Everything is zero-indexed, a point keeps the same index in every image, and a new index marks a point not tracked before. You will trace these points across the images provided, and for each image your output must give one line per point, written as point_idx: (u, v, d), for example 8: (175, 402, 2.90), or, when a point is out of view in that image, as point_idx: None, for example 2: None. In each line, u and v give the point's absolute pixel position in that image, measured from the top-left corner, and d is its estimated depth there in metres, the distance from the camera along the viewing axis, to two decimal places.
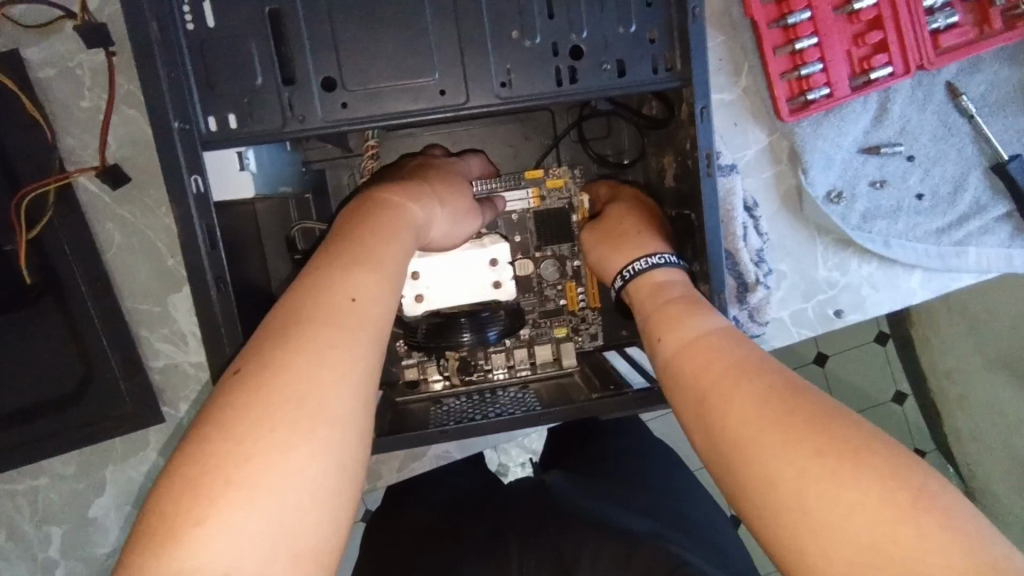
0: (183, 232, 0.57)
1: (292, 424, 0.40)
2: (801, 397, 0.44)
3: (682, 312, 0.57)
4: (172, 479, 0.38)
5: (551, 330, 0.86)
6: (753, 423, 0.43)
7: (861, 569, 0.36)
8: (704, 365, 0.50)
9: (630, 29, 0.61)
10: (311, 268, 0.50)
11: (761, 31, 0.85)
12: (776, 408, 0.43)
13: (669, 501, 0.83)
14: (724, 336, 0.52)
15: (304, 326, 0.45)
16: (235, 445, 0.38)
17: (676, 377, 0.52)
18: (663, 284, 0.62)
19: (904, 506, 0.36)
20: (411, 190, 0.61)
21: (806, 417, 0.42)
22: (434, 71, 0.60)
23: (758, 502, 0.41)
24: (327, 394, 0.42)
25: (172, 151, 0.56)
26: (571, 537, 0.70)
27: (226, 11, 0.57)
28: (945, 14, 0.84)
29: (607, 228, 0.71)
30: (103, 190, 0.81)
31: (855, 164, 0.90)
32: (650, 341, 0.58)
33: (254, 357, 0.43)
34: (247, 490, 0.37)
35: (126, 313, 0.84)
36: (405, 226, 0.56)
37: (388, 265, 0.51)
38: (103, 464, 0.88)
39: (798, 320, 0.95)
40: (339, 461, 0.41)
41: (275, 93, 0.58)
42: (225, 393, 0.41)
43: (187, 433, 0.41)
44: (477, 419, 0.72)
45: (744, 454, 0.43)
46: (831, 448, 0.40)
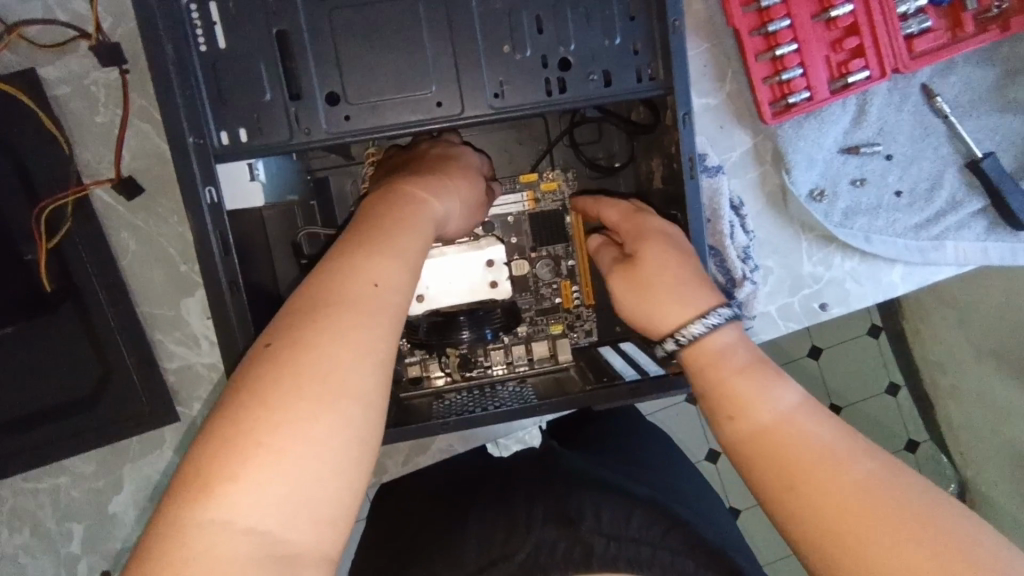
0: (198, 239, 0.61)
1: (316, 397, 0.44)
2: (900, 490, 0.44)
3: (744, 393, 0.54)
4: (206, 438, 0.43)
5: (548, 327, 0.90)
6: (853, 519, 0.44)
7: None
8: (789, 446, 0.49)
9: (615, 41, 0.65)
10: (338, 253, 0.54)
11: (743, 38, 0.89)
12: (892, 530, 0.43)
13: (664, 478, 0.87)
14: (799, 418, 0.51)
15: (331, 307, 0.49)
16: (266, 413, 0.43)
17: (751, 451, 0.52)
18: (721, 351, 0.59)
19: None
20: (428, 186, 0.66)
21: (908, 516, 0.43)
22: (431, 84, 0.64)
23: None
24: (348, 372, 0.46)
25: (187, 164, 0.60)
26: (576, 494, 0.75)
27: (236, 33, 0.61)
28: (918, 20, 0.88)
29: (643, 278, 0.64)
30: (118, 200, 0.85)
31: (836, 163, 0.95)
32: (715, 412, 0.56)
33: (284, 333, 0.47)
34: (276, 453, 0.42)
35: (141, 318, 0.88)
36: (423, 219, 0.61)
37: (408, 254, 0.55)
38: (121, 462, 0.92)
39: (785, 314, 0.98)
40: (358, 433, 0.45)
41: (283, 108, 0.63)
42: (257, 364, 0.46)
43: (222, 397, 0.45)
44: (479, 411, 0.76)
45: (843, 550, 0.44)
46: (938, 555, 0.41)
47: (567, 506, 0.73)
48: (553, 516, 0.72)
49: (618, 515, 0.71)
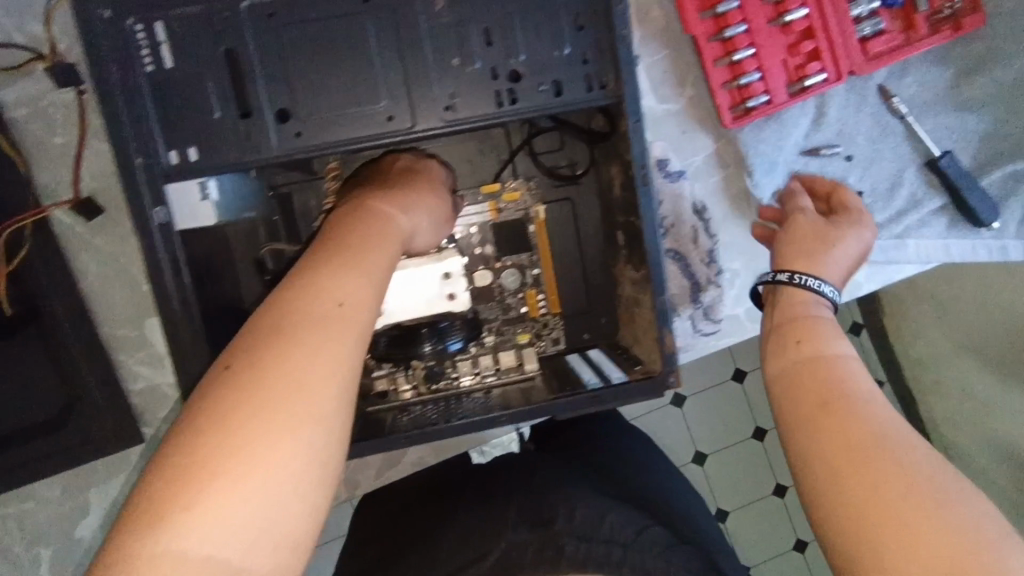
0: (150, 260, 0.61)
1: (276, 423, 0.46)
2: (912, 443, 0.49)
3: (815, 330, 0.63)
4: (164, 468, 0.44)
5: (516, 336, 0.90)
6: (865, 447, 0.49)
7: None
8: (827, 383, 0.56)
9: (564, 52, 0.65)
10: (300, 275, 0.56)
11: (701, 44, 0.90)
12: (898, 463, 0.47)
13: (645, 486, 0.90)
14: (846, 366, 0.58)
15: (291, 329, 0.51)
16: (227, 440, 0.44)
17: (798, 378, 0.59)
18: (812, 303, 0.67)
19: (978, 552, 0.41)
20: (400, 202, 0.70)
21: (913, 457, 0.48)
22: (381, 99, 0.64)
23: (847, 509, 0.47)
24: (309, 396, 0.48)
25: (137, 186, 0.60)
26: (552, 494, 0.80)
27: (182, 51, 0.61)
28: (872, 22, 0.89)
29: (795, 238, 0.76)
30: (78, 221, 0.85)
31: (799, 165, 0.94)
32: (783, 338, 0.64)
33: (243, 360, 0.49)
34: (234, 481, 0.43)
35: (104, 339, 0.88)
36: (391, 236, 0.65)
37: (371, 272, 0.58)
38: (89, 484, 0.91)
39: (753, 316, 0.97)
40: (317, 455, 0.47)
41: (233, 126, 0.63)
42: (216, 392, 0.47)
43: (182, 424, 0.47)
44: (442, 424, 0.76)
45: (847, 470, 0.49)
46: (928, 491, 0.45)
47: (541, 509, 0.77)
48: (527, 519, 0.76)
49: (591, 515, 0.74)
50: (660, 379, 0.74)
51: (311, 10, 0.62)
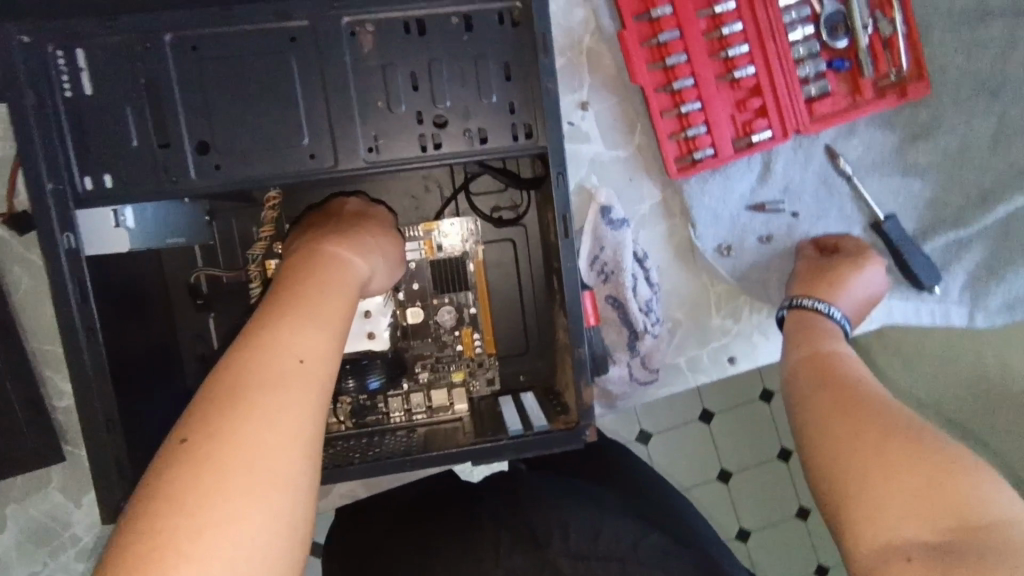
0: (54, 284, 0.60)
1: (244, 491, 0.46)
2: (888, 405, 0.62)
3: (822, 336, 0.78)
4: (119, 556, 0.42)
5: (450, 374, 0.89)
6: (853, 408, 0.62)
7: (910, 479, 0.51)
8: (826, 373, 0.71)
9: (491, 100, 0.66)
10: (253, 330, 0.57)
11: (649, 95, 0.90)
12: (879, 415, 0.60)
13: (633, 495, 0.89)
14: (848, 363, 0.72)
15: (248, 391, 0.51)
16: (190, 517, 0.43)
17: (805, 370, 0.73)
18: (822, 319, 0.82)
19: (946, 455, 0.52)
20: (356, 247, 0.72)
21: (890, 412, 0.60)
22: (303, 137, 0.64)
23: (839, 447, 0.59)
24: (274, 461, 0.48)
25: (46, 211, 0.60)
26: (538, 511, 0.79)
27: (103, 80, 0.61)
28: (818, 84, 0.90)
29: (813, 270, 0.88)
30: (13, 235, 0.84)
31: (744, 219, 0.95)
32: (789, 343, 0.80)
33: (198, 430, 0.48)
34: (199, 560, 0.42)
35: (31, 354, 0.87)
36: (349, 284, 0.67)
37: (329, 325, 0.60)
38: (7, 501, 0.89)
39: (693, 365, 0.98)
40: (289, 521, 0.47)
41: (151, 155, 0.62)
42: (173, 465, 0.46)
43: (134, 508, 0.45)
44: (356, 462, 0.74)
45: (842, 424, 0.61)
46: (904, 428, 0.57)
47: (534, 525, 0.76)
48: (518, 539, 0.75)
49: (586, 530, 0.75)
50: (575, 434, 0.73)
51: (236, 46, 0.62)
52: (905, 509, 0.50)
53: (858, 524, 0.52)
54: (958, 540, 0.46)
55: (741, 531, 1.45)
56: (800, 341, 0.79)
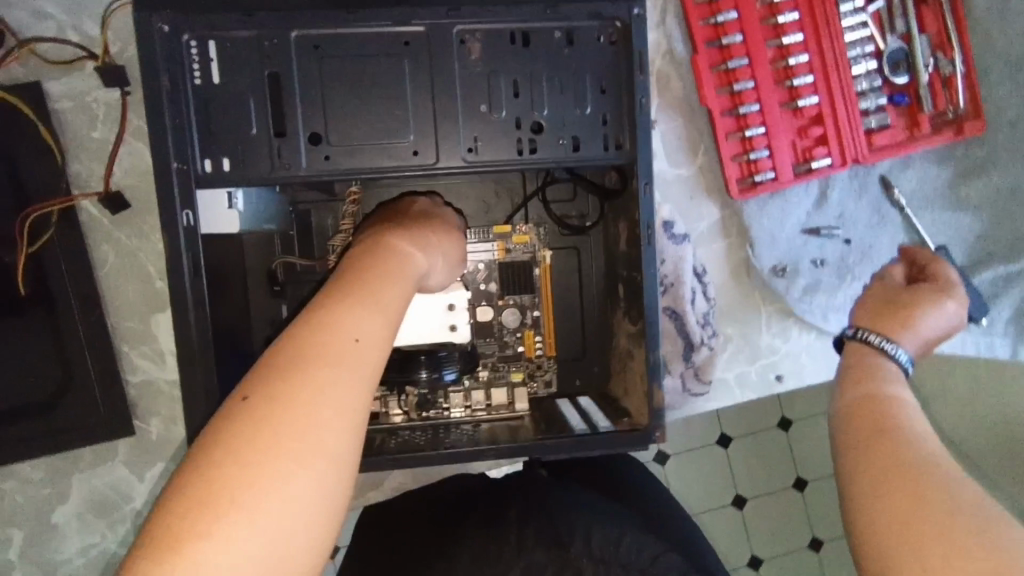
0: (170, 258, 0.64)
1: (296, 457, 0.44)
2: (919, 452, 0.46)
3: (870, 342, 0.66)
4: (173, 501, 0.41)
5: (510, 374, 0.92)
6: (930, 467, 0.45)
7: (947, 556, 0.38)
8: (876, 418, 0.51)
9: (585, 111, 0.70)
10: (319, 304, 0.55)
11: (715, 118, 0.94)
12: (922, 482, 0.43)
13: (655, 515, 0.85)
14: (895, 398, 0.54)
15: (312, 359, 0.49)
16: (246, 470, 0.42)
17: (846, 397, 0.56)
18: (874, 362, 0.62)
19: (969, 527, 0.39)
20: (419, 243, 0.72)
21: (910, 469, 0.45)
22: (409, 134, 0.68)
23: (867, 534, 0.43)
24: (328, 433, 0.46)
25: (169, 187, 0.63)
26: (570, 515, 0.75)
27: (231, 70, 0.65)
28: (878, 116, 0.94)
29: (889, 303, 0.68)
30: (104, 214, 0.88)
31: (799, 243, 0.98)
32: (844, 377, 0.60)
33: (260, 389, 0.47)
34: (251, 516, 0.40)
35: (110, 329, 0.90)
36: (407, 276, 0.65)
37: (391, 312, 0.58)
38: (71, 472, 0.92)
39: (742, 382, 1.01)
40: (332, 497, 0.45)
41: (267, 143, 0.66)
42: (234, 418, 0.45)
43: (191, 454, 0.44)
44: (430, 450, 0.77)
45: (889, 491, 0.44)
46: (909, 488, 0.44)
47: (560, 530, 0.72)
48: (543, 538, 0.71)
49: (608, 538, 0.70)
50: (644, 434, 0.76)
51: (354, 45, 0.66)
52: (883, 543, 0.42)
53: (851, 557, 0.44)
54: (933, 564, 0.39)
55: (753, 559, 1.45)
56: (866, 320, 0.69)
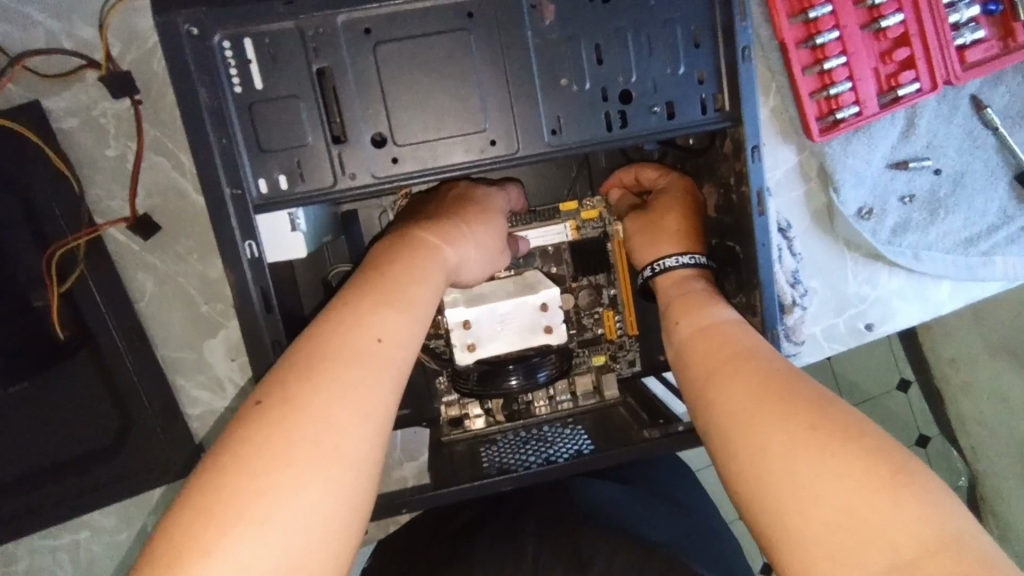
0: (238, 297, 0.57)
1: (308, 467, 0.44)
2: (788, 396, 0.48)
3: (703, 300, 0.64)
4: (186, 508, 0.41)
5: (590, 359, 0.85)
6: (754, 401, 0.49)
7: (843, 486, 0.41)
8: (714, 349, 0.57)
9: (678, 70, 0.61)
10: (342, 302, 0.54)
11: (790, 51, 0.84)
12: (775, 407, 0.47)
13: (687, 521, 0.75)
14: (782, 393, 0.48)
15: (331, 365, 0.48)
16: (252, 477, 0.42)
17: (688, 355, 0.59)
18: (682, 280, 0.68)
19: (883, 477, 0.41)
20: (448, 233, 0.64)
21: (790, 405, 0.47)
22: (485, 121, 0.59)
23: (749, 481, 0.46)
24: (344, 438, 0.46)
25: (225, 218, 0.56)
26: (592, 532, 0.66)
27: (273, 71, 0.56)
28: (971, 29, 0.85)
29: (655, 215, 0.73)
30: (134, 240, 0.81)
31: (885, 179, 0.90)
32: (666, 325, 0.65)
33: (277, 394, 0.47)
34: (258, 526, 0.41)
35: (163, 362, 0.85)
36: (436, 268, 0.60)
37: (415, 308, 0.55)
38: (146, 513, 0.89)
39: (829, 335, 0.95)
40: (347, 503, 0.45)
41: (326, 151, 0.58)
42: (247, 421, 0.45)
43: (209, 459, 0.44)
44: (539, 464, 0.70)
45: (738, 427, 0.49)
46: (786, 428, 0.46)
47: (580, 548, 0.64)
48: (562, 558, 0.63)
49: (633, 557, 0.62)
50: None
51: (410, 23, 0.57)
52: (812, 517, 0.41)
53: (765, 525, 0.44)
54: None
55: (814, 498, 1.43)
56: (646, 245, 0.73)
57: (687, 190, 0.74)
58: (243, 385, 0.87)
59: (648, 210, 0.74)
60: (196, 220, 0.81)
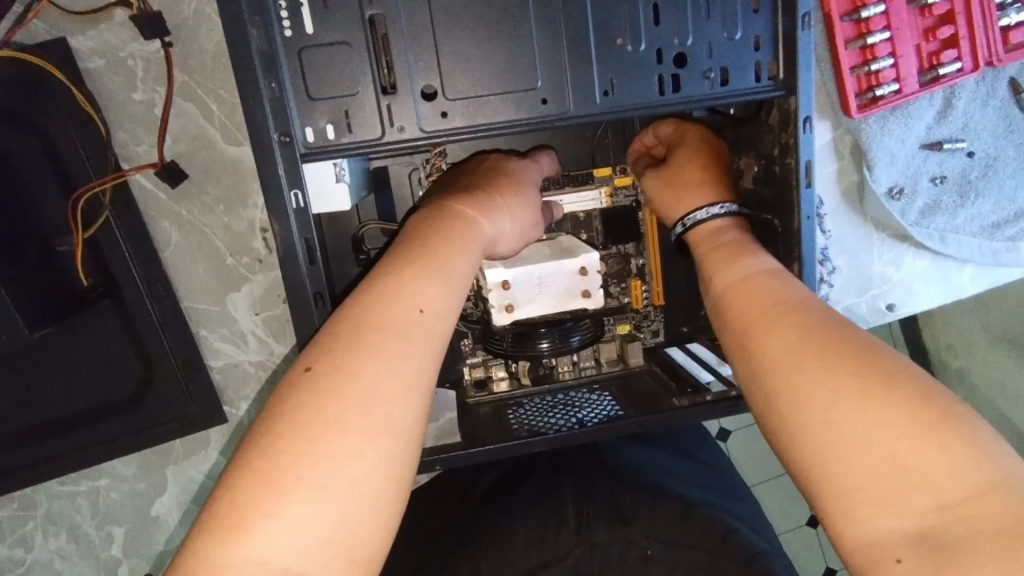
0: (282, 246, 0.57)
1: (358, 432, 0.42)
2: (829, 349, 0.45)
3: (741, 250, 0.60)
4: (241, 473, 0.40)
5: (614, 328, 0.85)
6: (793, 356, 0.46)
7: (892, 437, 0.38)
8: (745, 305, 0.53)
9: (735, 35, 0.59)
10: (384, 270, 0.52)
11: (834, 23, 0.83)
12: (814, 363, 0.44)
13: (717, 482, 0.76)
14: (823, 346, 0.45)
15: (379, 333, 0.47)
16: (305, 443, 0.40)
17: (724, 314, 0.56)
18: (718, 230, 0.64)
19: (933, 424, 0.38)
20: (485, 205, 0.62)
21: (831, 358, 0.44)
22: (537, 80, 0.58)
23: (793, 448, 0.43)
24: (394, 404, 0.44)
25: (272, 167, 0.55)
26: (629, 490, 0.66)
27: (324, 17, 0.54)
28: (1016, 10, 0.84)
29: (675, 165, 0.70)
30: (160, 187, 0.80)
31: (917, 160, 0.90)
32: (702, 280, 0.61)
33: (326, 360, 0.45)
34: (316, 490, 0.39)
35: (186, 313, 0.84)
36: (474, 241, 0.58)
37: (456, 278, 0.54)
38: (166, 464, 0.91)
39: (850, 313, 0.95)
40: (397, 468, 0.43)
41: (374, 102, 0.56)
42: (298, 388, 0.43)
43: (260, 423, 0.42)
44: (569, 427, 0.70)
45: (776, 389, 0.46)
46: (830, 384, 0.42)
47: (621, 502, 0.65)
48: (603, 513, 0.64)
49: (675, 510, 0.63)
50: None
51: None
52: (859, 470, 0.39)
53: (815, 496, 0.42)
54: (959, 537, 0.34)
55: None
56: (672, 201, 0.69)
57: (706, 139, 0.72)
58: (267, 339, 0.87)
59: (665, 165, 0.71)
60: (224, 171, 0.80)
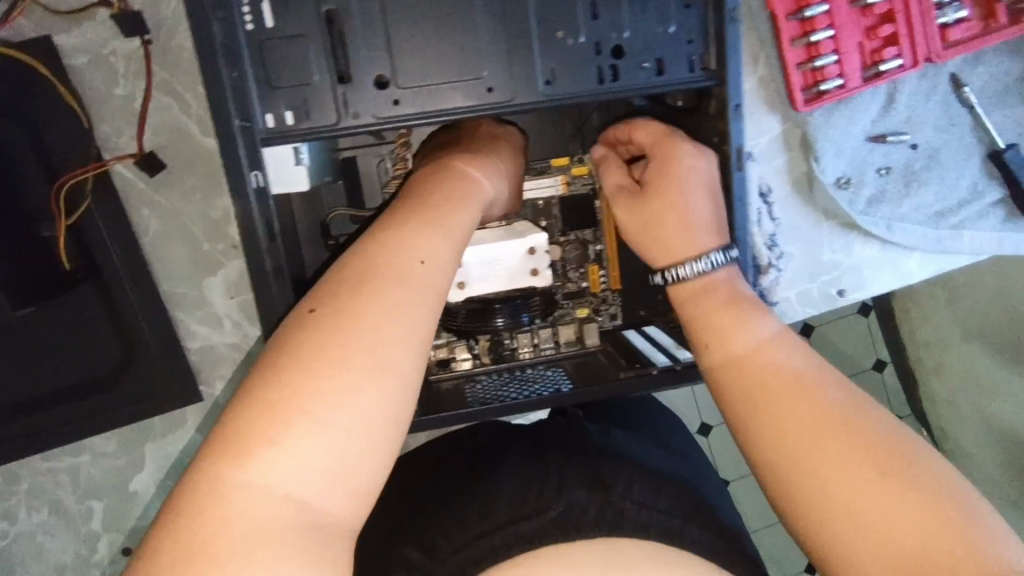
0: (244, 223, 0.61)
1: (361, 367, 0.42)
2: (848, 431, 0.46)
3: (737, 314, 0.59)
4: (246, 401, 0.40)
5: (573, 311, 0.89)
6: (809, 433, 0.47)
7: (914, 530, 0.41)
8: (754, 369, 0.53)
9: (668, 29, 0.64)
10: (387, 224, 0.53)
11: (780, 22, 0.88)
12: (834, 444, 0.45)
13: (674, 461, 0.79)
14: (840, 425, 0.46)
15: (381, 278, 0.47)
16: (308, 375, 0.41)
17: (728, 375, 0.55)
18: (705, 289, 0.64)
19: (950, 519, 0.40)
20: (485, 167, 0.67)
21: (849, 442, 0.45)
22: (483, 70, 0.63)
23: (805, 520, 0.45)
24: (397, 347, 0.44)
25: (234, 149, 0.60)
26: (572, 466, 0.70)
27: (284, 12, 0.59)
28: (953, 10, 0.88)
29: (649, 196, 0.69)
30: (139, 176, 0.85)
31: (863, 151, 0.94)
32: (697, 344, 0.61)
33: (331, 300, 0.46)
34: (320, 424, 0.40)
35: (164, 297, 0.89)
36: (475, 200, 0.62)
37: (457, 233, 0.55)
38: (144, 441, 0.95)
39: (803, 299, 0.99)
40: (395, 412, 0.43)
41: (330, 90, 0.61)
42: (303, 327, 0.44)
43: (266, 357, 0.43)
44: (517, 399, 0.75)
45: (790, 463, 0.47)
46: (851, 470, 0.44)
47: (602, 473, 0.67)
48: (584, 481, 0.66)
49: (650, 486, 0.65)
50: None
51: None
52: (876, 555, 0.41)
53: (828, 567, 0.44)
54: None
55: None
56: (653, 247, 0.69)
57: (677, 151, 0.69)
58: (242, 322, 0.91)
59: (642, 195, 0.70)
60: (201, 161, 0.85)
